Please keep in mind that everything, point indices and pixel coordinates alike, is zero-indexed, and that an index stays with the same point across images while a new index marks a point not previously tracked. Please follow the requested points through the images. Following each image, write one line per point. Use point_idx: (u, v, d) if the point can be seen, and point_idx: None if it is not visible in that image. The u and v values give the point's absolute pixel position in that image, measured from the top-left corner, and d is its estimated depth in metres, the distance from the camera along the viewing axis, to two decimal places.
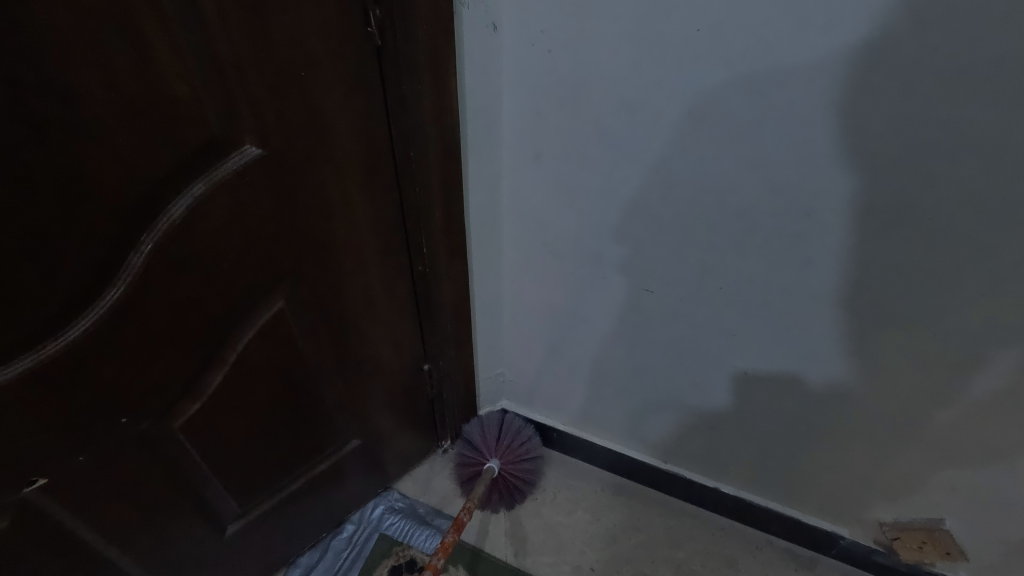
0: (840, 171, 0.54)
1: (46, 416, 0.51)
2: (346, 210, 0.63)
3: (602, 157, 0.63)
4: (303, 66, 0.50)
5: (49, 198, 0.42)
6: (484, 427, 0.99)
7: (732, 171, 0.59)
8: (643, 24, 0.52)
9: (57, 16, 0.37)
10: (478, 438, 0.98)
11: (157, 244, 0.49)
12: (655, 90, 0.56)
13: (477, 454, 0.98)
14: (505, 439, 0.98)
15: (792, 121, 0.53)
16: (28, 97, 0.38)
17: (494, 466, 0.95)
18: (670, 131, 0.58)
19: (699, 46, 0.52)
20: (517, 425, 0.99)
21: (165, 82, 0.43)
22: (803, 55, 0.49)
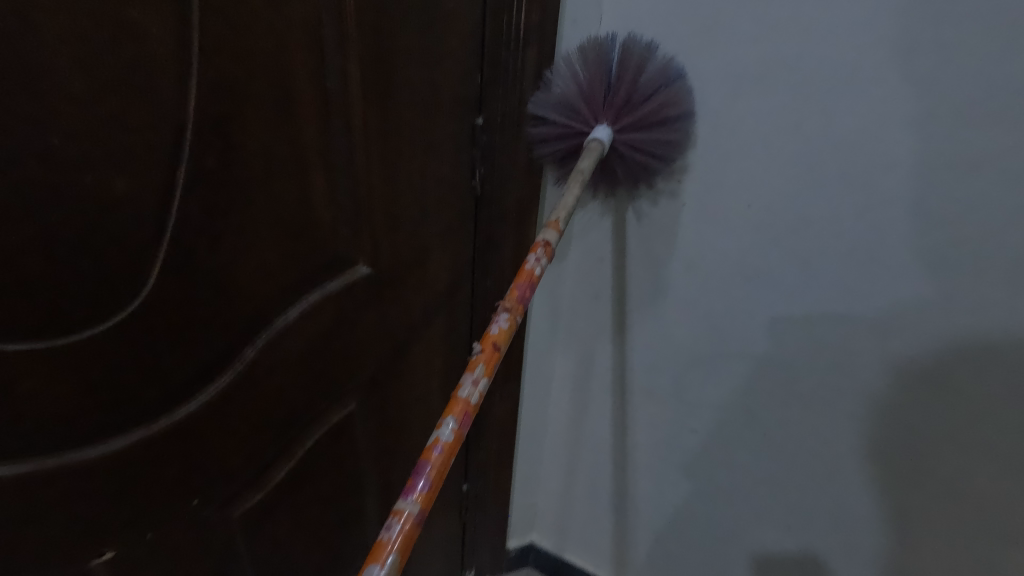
0: (878, 338, 0.58)
1: (129, 491, 0.54)
2: (426, 326, 0.70)
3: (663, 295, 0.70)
4: (418, 207, 0.61)
5: (201, 296, 0.50)
6: (575, 105, 0.62)
7: (776, 327, 0.64)
8: (702, 193, 0.63)
9: (258, 162, 0.48)
10: (574, 95, 0.61)
11: (270, 339, 0.57)
12: (711, 249, 0.64)
13: (576, 122, 0.62)
14: (619, 95, 0.61)
15: (831, 289, 0.59)
16: (216, 215, 0.48)
17: (601, 141, 0.61)
18: (720, 285, 0.65)
19: (750, 216, 0.60)
20: (638, 58, 0.59)
21: (315, 213, 0.54)
22: (846, 232, 0.56)
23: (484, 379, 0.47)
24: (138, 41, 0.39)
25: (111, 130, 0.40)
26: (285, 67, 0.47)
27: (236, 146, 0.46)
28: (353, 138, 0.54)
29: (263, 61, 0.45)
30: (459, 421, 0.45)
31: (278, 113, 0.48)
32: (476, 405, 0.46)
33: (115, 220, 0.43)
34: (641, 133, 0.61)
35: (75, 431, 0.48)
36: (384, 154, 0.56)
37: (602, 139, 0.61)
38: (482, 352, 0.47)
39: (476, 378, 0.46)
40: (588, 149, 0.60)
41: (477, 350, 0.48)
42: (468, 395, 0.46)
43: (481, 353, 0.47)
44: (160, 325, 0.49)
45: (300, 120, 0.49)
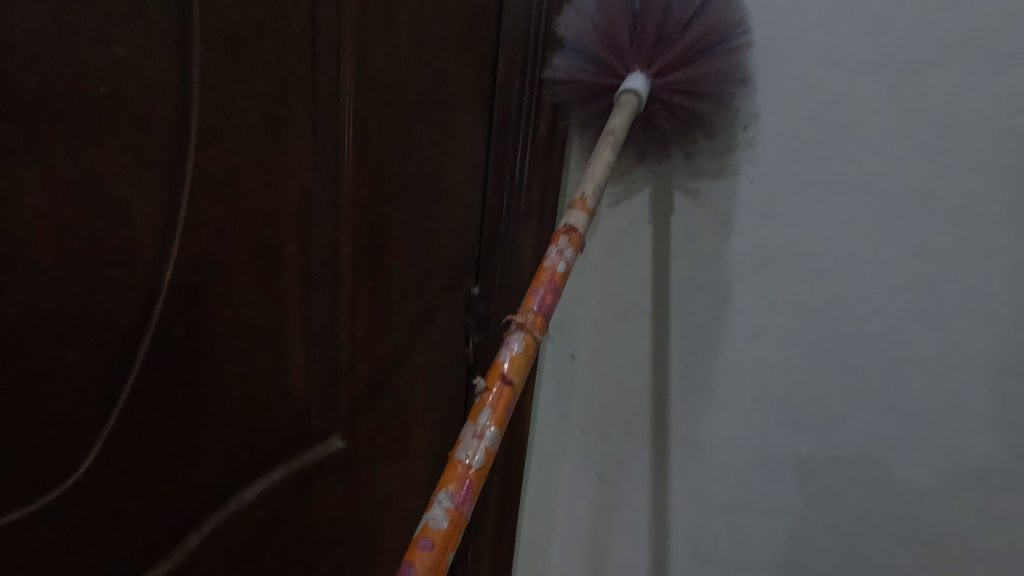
0: (886, 544, 0.58)
1: None
2: (400, 505, 0.62)
3: (675, 460, 0.69)
4: (402, 378, 0.57)
5: (141, 477, 0.43)
6: (587, 38, 0.56)
7: (782, 532, 0.63)
8: (704, 380, 0.65)
9: (234, 327, 0.45)
10: (593, 39, 0.56)
11: (219, 522, 0.48)
12: (721, 441, 0.65)
13: (606, 79, 0.57)
14: (648, 31, 0.55)
15: (823, 488, 0.60)
16: (177, 387, 0.43)
17: (637, 91, 0.55)
18: (726, 477, 0.66)
19: (756, 410, 0.63)
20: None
21: (289, 382, 0.50)
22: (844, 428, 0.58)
23: (492, 428, 0.40)
24: (122, 213, 0.38)
25: (68, 288, 0.36)
26: (270, 235, 0.45)
27: (211, 315, 0.44)
28: (337, 315, 0.51)
29: (251, 238, 0.44)
30: (456, 495, 0.38)
31: (260, 279, 0.46)
32: (478, 468, 0.39)
33: (51, 383, 0.37)
34: (676, 73, 0.56)
35: None
36: (370, 332, 0.53)
37: (637, 88, 0.55)
38: (488, 393, 0.41)
39: (478, 431, 0.40)
40: (623, 100, 0.55)
41: (483, 385, 0.42)
42: (461, 457, 0.39)
43: (487, 394, 0.41)
44: (79, 510, 0.40)
45: (281, 288, 0.47)
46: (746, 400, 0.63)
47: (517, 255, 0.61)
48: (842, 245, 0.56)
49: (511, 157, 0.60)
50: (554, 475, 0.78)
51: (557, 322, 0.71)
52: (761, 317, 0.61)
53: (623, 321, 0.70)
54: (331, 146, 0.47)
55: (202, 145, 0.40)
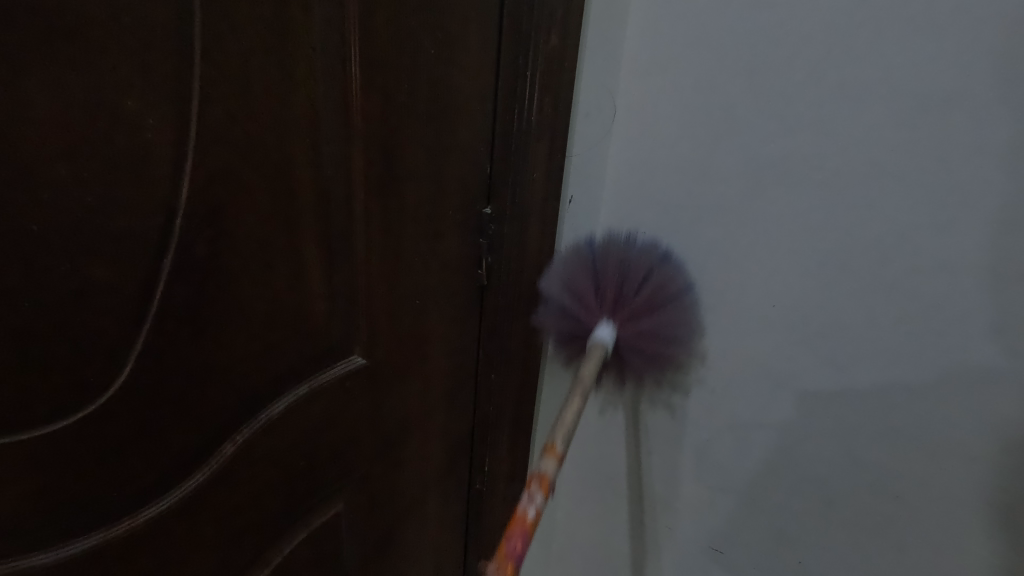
0: (912, 458, 0.56)
1: None
2: (423, 422, 0.64)
3: (689, 375, 0.67)
4: (418, 298, 0.58)
5: (177, 385, 0.46)
6: (564, 288, 0.62)
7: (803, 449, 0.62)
8: (722, 291, 0.62)
9: (253, 245, 0.46)
10: (564, 288, 0.62)
11: (252, 434, 0.52)
12: (737, 356, 0.64)
13: (576, 326, 0.62)
14: (607, 285, 0.62)
15: (848, 404, 0.58)
16: (202, 303, 0.45)
17: (604, 341, 0.60)
18: (741, 391, 0.65)
19: (778, 326, 0.60)
20: (620, 257, 0.62)
21: (309, 300, 0.51)
22: (876, 341, 0.55)
23: None
24: (135, 129, 0.38)
25: (92, 203, 0.38)
26: (282, 154, 0.45)
27: (230, 233, 0.44)
28: (352, 234, 0.51)
29: (263, 157, 0.44)
30: None
31: (275, 197, 0.46)
32: None
33: (85, 293, 0.39)
34: (644, 321, 0.60)
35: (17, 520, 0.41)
36: (386, 248, 0.54)
37: (607, 340, 0.60)
38: None
39: None
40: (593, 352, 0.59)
41: None
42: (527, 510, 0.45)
43: None
44: (124, 411, 0.44)
45: (296, 207, 0.47)
46: (766, 318, 0.61)
47: (529, 175, 0.57)
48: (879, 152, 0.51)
49: (521, 54, 0.54)
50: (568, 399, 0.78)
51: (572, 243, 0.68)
52: (783, 234, 0.57)
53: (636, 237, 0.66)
54: (337, 58, 0.45)
55: (205, 56, 0.39)
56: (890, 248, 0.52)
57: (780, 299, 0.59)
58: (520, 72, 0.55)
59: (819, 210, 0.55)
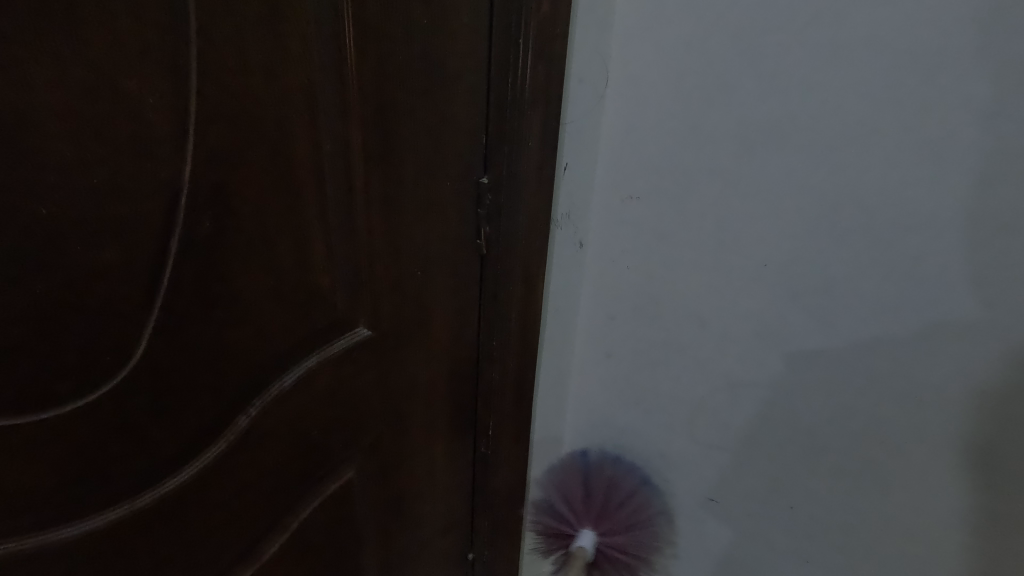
0: (908, 407, 0.56)
1: (105, 564, 0.49)
2: (427, 390, 0.66)
3: (688, 339, 0.66)
4: (418, 269, 0.58)
5: (191, 358, 0.47)
6: (563, 484, 0.77)
7: (797, 405, 0.62)
8: (720, 250, 0.61)
9: (257, 222, 0.47)
10: (559, 499, 0.77)
11: (264, 405, 0.54)
12: (732, 316, 0.63)
13: (565, 523, 0.76)
14: (595, 497, 0.75)
15: (837, 357, 0.58)
16: (211, 279, 0.46)
17: (585, 548, 0.73)
18: (740, 352, 0.64)
19: (774, 285, 0.59)
20: (612, 474, 0.75)
21: (313, 273, 0.52)
22: (869, 294, 0.55)
23: None
24: (135, 109, 0.38)
25: (99, 184, 0.38)
26: (280, 130, 0.45)
27: (234, 210, 0.45)
28: (352, 208, 0.52)
29: (262, 133, 0.44)
30: None
31: (275, 172, 0.46)
32: None
33: (98, 273, 0.40)
34: (617, 533, 0.73)
35: (48, 492, 0.44)
36: (385, 222, 0.54)
37: (588, 546, 0.73)
38: None
39: None
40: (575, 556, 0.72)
41: None
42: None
43: None
44: (142, 385, 0.46)
45: (297, 183, 0.48)
46: (758, 280, 0.60)
47: (524, 142, 0.58)
48: (874, 103, 0.49)
49: (512, 17, 0.53)
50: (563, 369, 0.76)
51: (565, 210, 0.65)
52: (780, 191, 0.56)
53: (632, 202, 0.64)
54: (329, 31, 0.45)
55: (201, 31, 0.39)
56: (883, 203, 0.51)
57: (773, 258, 0.58)
58: (511, 37, 0.54)
59: (814, 168, 0.54)
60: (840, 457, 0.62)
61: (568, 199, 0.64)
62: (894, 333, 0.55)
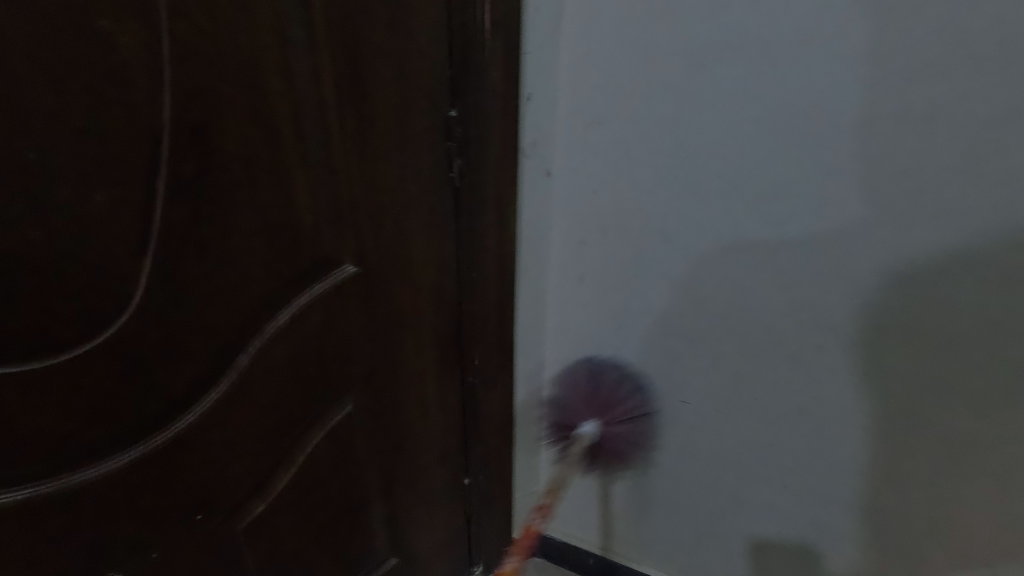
0: (850, 290, 0.62)
1: (128, 498, 0.53)
2: (415, 323, 0.70)
3: (653, 254, 0.71)
4: (397, 203, 0.61)
5: (189, 301, 0.49)
6: (569, 385, 0.79)
7: (755, 304, 0.68)
8: (678, 166, 0.65)
9: (239, 162, 0.48)
10: (559, 410, 0.79)
11: (262, 344, 0.56)
12: (692, 227, 0.67)
13: (564, 418, 0.78)
14: (610, 404, 0.77)
15: (788, 256, 0.64)
16: (199, 221, 0.47)
17: (589, 433, 0.74)
18: (701, 261, 0.69)
19: (729, 194, 0.64)
20: (615, 376, 0.78)
21: (298, 213, 0.53)
22: (813, 192, 0.60)
23: None
24: (109, 51, 0.39)
25: (82, 128, 0.40)
26: (252, 67, 0.46)
27: (215, 151, 0.46)
28: (328, 145, 0.53)
29: (235, 71, 0.45)
30: None
31: (252, 112, 0.47)
32: None
33: (92, 218, 0.42)
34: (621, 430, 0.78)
35: (71, 428, 0.47)
36: (361, 158, 0.56)
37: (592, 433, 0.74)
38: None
39: None
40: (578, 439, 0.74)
41: None
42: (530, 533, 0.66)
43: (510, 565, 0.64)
44: (146, 329, 0.48)
45: (274, 121, 0.49)
46: (714, 190, 0.64)
47: (488, 73, 0.60)
48: (811, 11, 0.53)
49: None
50: (538, 293, 0.80)
51: (532, 140, 0.68)
52: (729, 104, 0.60)
53: (594, 128, 0.67)
54: None
55: None
56: (822, 106, 0.56)
57: (726, 167, 0.63)
58: None
59: (759, 78, 0.58)
60: (903, 425, 0.66)
61: (534, 129, 0.67)
62: (967, 330, 0.59)
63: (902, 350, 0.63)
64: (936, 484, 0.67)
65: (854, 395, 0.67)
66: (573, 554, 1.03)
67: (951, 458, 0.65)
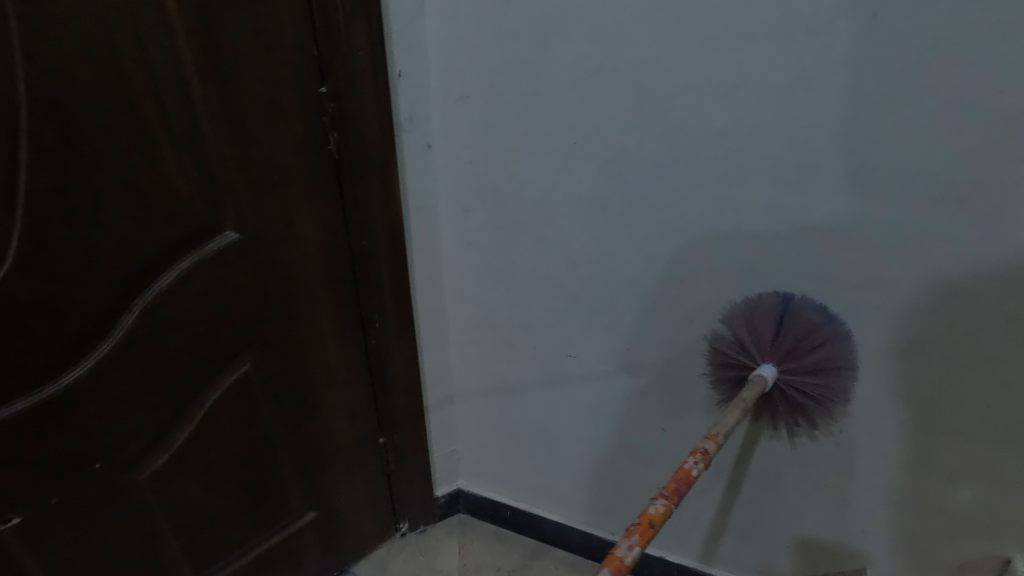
0: (694, 243, 0.69)
1: (21, 447, 0.58)
2: (308, 287, 0.75)
3: (528, 218, 0.77)
4: (274, 175, 0.66)
5: (64, 263, 0.55)
6: (755, 309, 0.67)
7: (618, 259, 0.74)
8: (540, 132, 0.71)
9: (103, 135, 0.53)
10: (744, 332, 0.68)
11: (146, 305, 0.61)
12: (557, 191, 0.74)
13: (744, 356, 0.69)
14: (788, 338, 0.66)
15: (641, 214, 0.70)
16: (67, 189, 0.52)
17: (765, 377, 0.66)
18: (570, 221, 0.75)
19: (585, 159, 0.70)
20: (813, 319, 0.65)
21: (170, 183, 0.59)
22: (652, 155, 0.66)
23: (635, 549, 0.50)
24: None
25: None
26: (110, 48, 0.51)
27: (76, 124, 0.51)
28: (196, 119, 0.58)
29: (90, 50, 0.50)
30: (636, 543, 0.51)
31: (112, 89, 0.52)
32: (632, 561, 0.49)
33: None
34: (794, 368, 0.66)
35: None
36: (232, 130, 0.61)
37: (767, 376, 0.66)
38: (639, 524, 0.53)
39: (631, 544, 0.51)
40: (751, 382, 0.66)
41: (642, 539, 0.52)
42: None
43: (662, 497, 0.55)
44: (22, 288, 0.53)
45: (136, 96, 0.54)
46: (572, 156, 0.71)
47: (353, 53, 0.65)
48: None
49: None
50: (434, 260, 0.86)
51: (408, 114, 0.74)
52: (575, 77, 0.66)
53: (465, 102, 0.73)
54: None
55: None
56: (648, 78, 0.63)
57: (580, 135, 0.69)
58: None
59: (596, 50, 0.64)
60: (888, 408, 0.67)
61: (409, 105, 0.73)
62: (959, 309, 0.59)
63: (891, 324, 0.63)
64: (907, 479, 0.69)
65: (843, 393, 0.68)
66: (490, 507, 1.10)
67: (930, 433, 0.66)
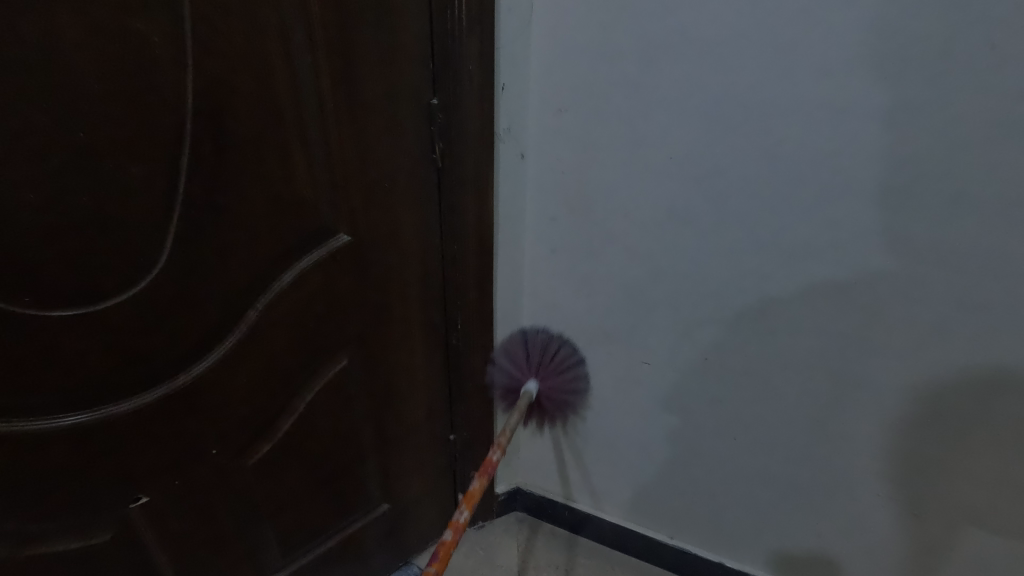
0: (787, 259, 0.69)
1: (154, 431, 0.62)
2: (402, 288, 0.78)
3: (614, 227, 0.79)
4: (385, 181, 0.69)
5: (206, 261, 0.58)
6: (511, 347, 0.88)
7: (706, 271, 0.75)
8: (635, 144, 0.72)
9: (249, 142, 0.56)
10: (508, 364, 0.88)
11: (267, 301, 0.65)
12: (646, 203, 0.75)
13: (514, 380, 0.89)
14: (534, 356, 0.88)
15: (735, 228, 0.71)
16: (216, 191, 0.56)
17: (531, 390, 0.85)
18: (659, 232, 0.76)
19: (680, 172, 0.71)
20: (543, 337, 0.88)
21: (298, 187, 0.62)
22: (750, 173, 0.67)
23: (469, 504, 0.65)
24: (143, 46, 0.48)
25: (120, 111, 0.48)
26: (262, 62, 0.55)
27: (229, 132, 0.55)
28: (324, 128, 0.62)
29: (245, 64, 0.54)
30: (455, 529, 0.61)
31: (260, 99, 0.56)
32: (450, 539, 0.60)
33: (130, 186, 0.51)
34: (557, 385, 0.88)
35: (110, 367, 0.56)
36: (354, 138, 0.64)
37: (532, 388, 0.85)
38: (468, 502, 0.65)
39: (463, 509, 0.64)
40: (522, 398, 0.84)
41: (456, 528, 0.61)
42: (460, 517, 0.63)
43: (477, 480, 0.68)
44: (171, 283, 0.57)
45: (278, 106, 0.57)
46: (666, 170, 0.72)
47: (464, 66, 0.68)
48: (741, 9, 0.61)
49: None
50: (515, 264, 0.89)
51: (506, 125, 0.77)
52: (677, 93, 0.67)
53: (561, 115, 0.76)
54: None
55: None
56: (751, 98, 0.64)
57: (676, 150, 0.70)
58: None
59: (700, 68, 0.65)
60: (955, 424, 0.68)
61: (508, 116, 0.76)
62: None
63: (963, 345, 0.64)
64: (967, 491, 0.71)
65: (913, 407, 0.70)
66: (548, 505, 1.13)
67: (997, 450, 0.67)
